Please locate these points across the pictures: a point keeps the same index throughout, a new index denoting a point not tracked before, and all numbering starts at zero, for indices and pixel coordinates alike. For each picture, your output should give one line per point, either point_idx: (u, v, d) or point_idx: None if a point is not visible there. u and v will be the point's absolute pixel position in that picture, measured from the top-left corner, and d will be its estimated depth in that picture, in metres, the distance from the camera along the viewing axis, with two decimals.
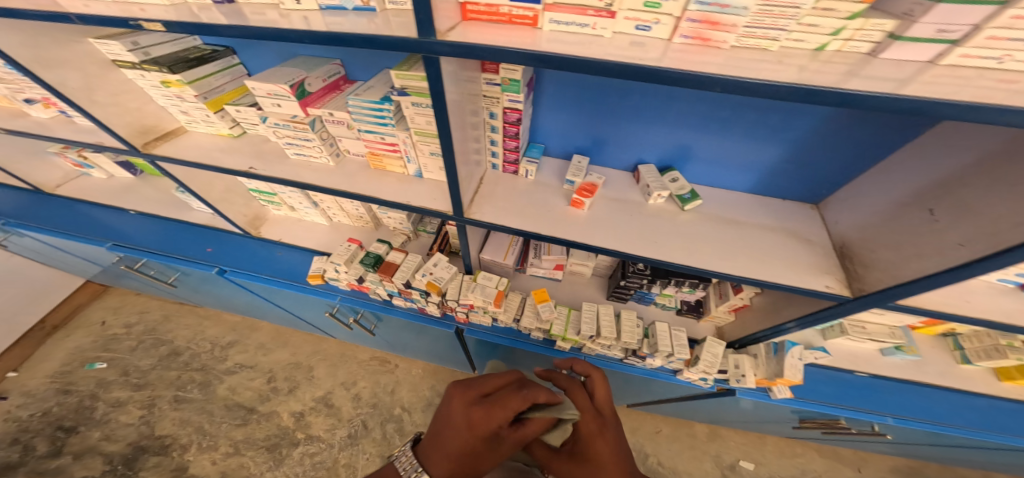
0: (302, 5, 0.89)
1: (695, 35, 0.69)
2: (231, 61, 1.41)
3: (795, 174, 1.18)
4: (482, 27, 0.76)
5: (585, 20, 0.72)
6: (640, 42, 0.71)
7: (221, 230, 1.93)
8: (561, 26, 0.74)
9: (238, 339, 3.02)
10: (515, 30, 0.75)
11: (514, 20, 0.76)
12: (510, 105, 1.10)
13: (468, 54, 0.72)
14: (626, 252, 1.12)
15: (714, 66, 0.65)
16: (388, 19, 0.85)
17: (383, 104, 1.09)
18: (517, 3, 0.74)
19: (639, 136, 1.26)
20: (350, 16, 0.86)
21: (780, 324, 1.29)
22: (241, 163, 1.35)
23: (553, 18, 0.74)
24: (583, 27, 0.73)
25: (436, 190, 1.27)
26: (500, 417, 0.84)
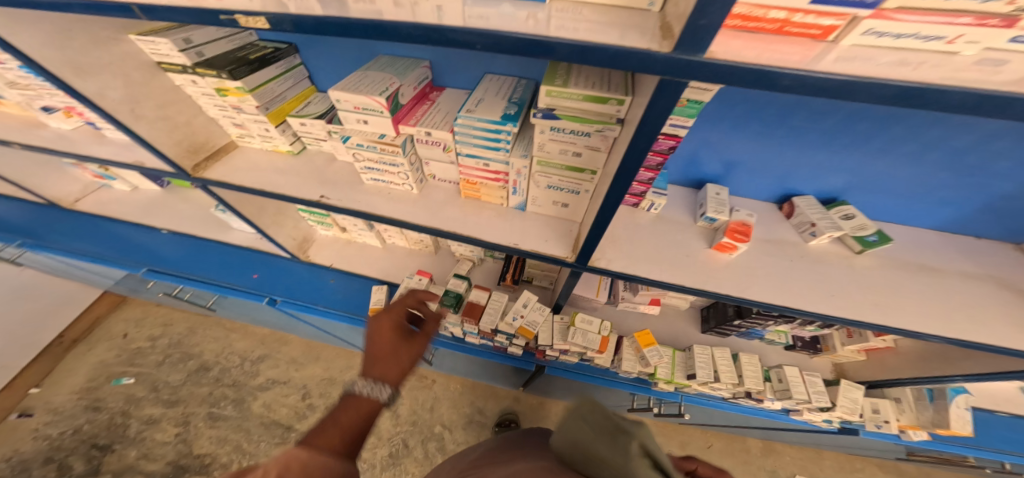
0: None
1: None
2: (294, 61, 1.13)
3: (1002, 213, 0.98)
4: (734, 40, 0.50)
5: (941, 32, 0.45)
6: (997, 62, 0.46)
7: (263, 253, 1.73)
8: (890, 40, 0.47)
9: (267, 352, 2.83)
10: (792, 46, 0.49)
11: (788, 30, 0.50)
12: (668, 131, 0.86)
13: (764, 83, 0.48)
14: (800, 311, 0.91)
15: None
16: (550, 14, 0.60)
17: (504, 125, 0.86)
18: (828, 8, 0.46)
19: (813, 165, 1.04)
20: (504, 6, 0.62)
21: (946, 377, 1.09)
22: (310, 190, 1.10)
23: (876, 28, 0.46)
24: (932, 41, 0.46)
25: (548, 229, 1.07)
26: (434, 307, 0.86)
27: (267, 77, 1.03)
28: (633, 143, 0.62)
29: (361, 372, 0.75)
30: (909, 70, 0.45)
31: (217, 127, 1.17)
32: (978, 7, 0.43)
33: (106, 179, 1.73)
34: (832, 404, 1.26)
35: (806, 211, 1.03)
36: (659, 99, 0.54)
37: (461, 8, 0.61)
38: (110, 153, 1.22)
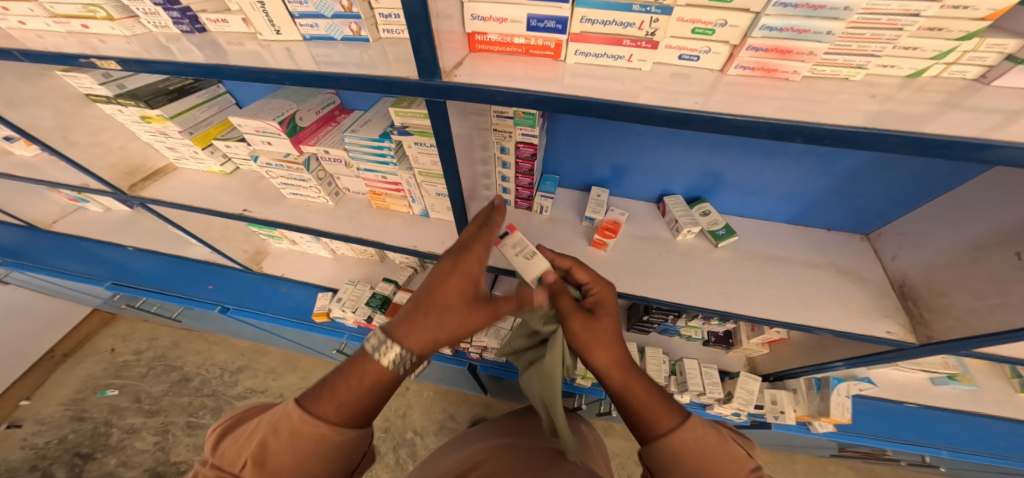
0: (281, 35, 0.80)
1: (758, 66, 0.62)
2: (217, 90, 1.33)
3: (834, 204, 1.12)
4: (495, 62, 0.68)
5: (620, 52, 0.65)
6: (682, 75, 0.65)
7: (222, 265, 1.90)
8: (593, 59, 0.67)
9: (247, 363, 2.93)
10: (532, 64, 0.67)
11: (532, 52, 0.68)
12: (523, 139, 1.01)
13: (489, 99, 0.63)
14: (656, 300, 1.02)
15: (786, 101, 0.58)
16: (384, 48, 0.76)
17: (383, 142, 0.99)
18: (542, 34, 0.65)
19: (663, 168, 1.19)
20: (339, 48, 0.76)
21: (826, 363, 1.15)
22: (235, 204, 1.26)
23: (579, 49, 0.66)
24: (617, 59, 0.66)
25: (446, 232, 1.19)
26: (477, 257, 0.78)
27: (187, 106, 1.21)
28: (441, 152, 0.77)
29: (444, 280, 0.76)
30: (633, 99, 0.59)
31: (154, 150, 1.39)
32: (626, 33, 0.62)
33: (81, 202, 1.98)
34: (731, 395, 1.31)
35: (673, 210, 1.17)
36: (440, 120, 0.70)
37: (308, 50, 0.77)
38: (69, 179, 1.41)
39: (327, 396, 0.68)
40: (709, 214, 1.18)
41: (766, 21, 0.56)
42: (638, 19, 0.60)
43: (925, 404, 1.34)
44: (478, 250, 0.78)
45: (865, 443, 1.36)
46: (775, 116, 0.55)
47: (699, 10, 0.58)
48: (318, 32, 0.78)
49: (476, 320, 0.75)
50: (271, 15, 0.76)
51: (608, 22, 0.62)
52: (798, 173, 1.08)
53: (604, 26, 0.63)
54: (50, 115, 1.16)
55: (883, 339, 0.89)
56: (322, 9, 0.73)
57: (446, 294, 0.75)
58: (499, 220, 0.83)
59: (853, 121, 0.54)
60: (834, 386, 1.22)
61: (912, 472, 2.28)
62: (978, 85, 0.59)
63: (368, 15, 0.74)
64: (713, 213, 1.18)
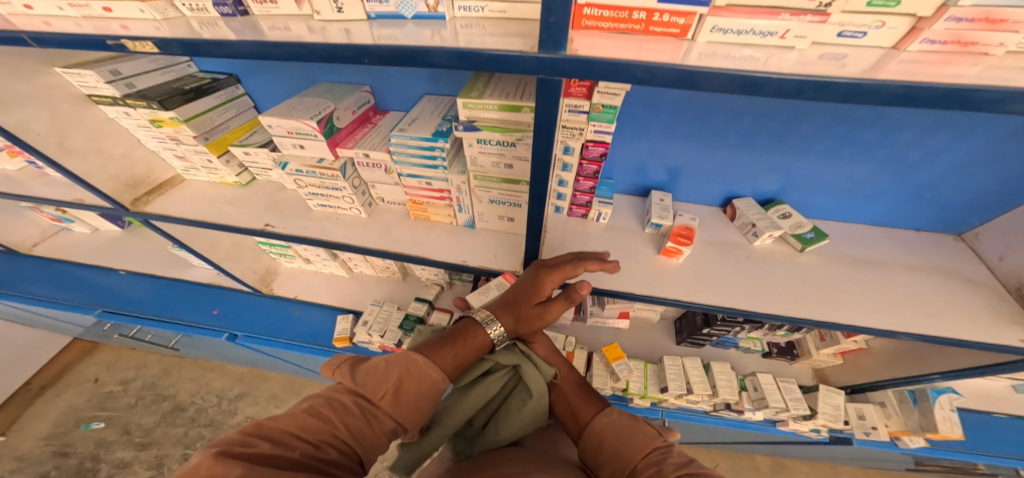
0: (342, 14, 0.67)
1: (952, 38, 0.52)
2: (235, 91, 1.17)
3: (926, 201, 1.03)
4: (612, 42, 0.56)
5: (774, 27, 0.54)
6: (842, 53, 0.54)
7: (224, 288, 1.74)
8: (733, 36, 0.56)
9: (247, 390, 2.71)
10: (655, 43, 0.56)
11: (652, 29, 0.57)
12: (594, 137, 0.89)
13: (624, 77, 0.50)
14: (749, 313, 0.90)
15: (977, 75, 0.47)
16: (457, 30, 0.64)
17: (436, 141, 0.87)
18: (674, 6, 0.54)
19: (733, 168, 1.08)
20: (408, 27, 0.64)
21: (924, 376, 1.07)
22: (255, 219, 1.11)
23: (717, 25, 0.55)
24: (768, 36, 0.55)
25: (499, 244, 1.06)
26: (558, 280, 0.83)
27: (204, 108, 1.06)
28: (535, 146, 0.64)
29: (530, 288, 0.85)
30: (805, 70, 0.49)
31: (159, 159, 1.24)
32: (790, 3, 0.52)
33: (64, 222, 1.79)
34: (814, 411, 1.25)
35: (746, 213, 1.07)
36: (547, 108, 0.57)
37: (371, 30, 0.64)
38: (58, 195, 1.25)
39: (383, 419, 0.62)
40: (791, 217, 1.07)
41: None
42: None
43: (1014, 414, 1.26)
44: (558, 277, 0.83)
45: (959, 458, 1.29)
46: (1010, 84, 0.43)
47: None
48: (387, 9, 0.66)
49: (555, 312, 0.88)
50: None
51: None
52: (889, 168, 0.99)
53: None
54: (45, 118, 0.99)
55: (1022, 349, 0.78)
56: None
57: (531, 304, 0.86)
58: (592, 262, 0.83)
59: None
60: (934, 399, 1.15)
61: None
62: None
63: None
64: (794, 216, 1.08)
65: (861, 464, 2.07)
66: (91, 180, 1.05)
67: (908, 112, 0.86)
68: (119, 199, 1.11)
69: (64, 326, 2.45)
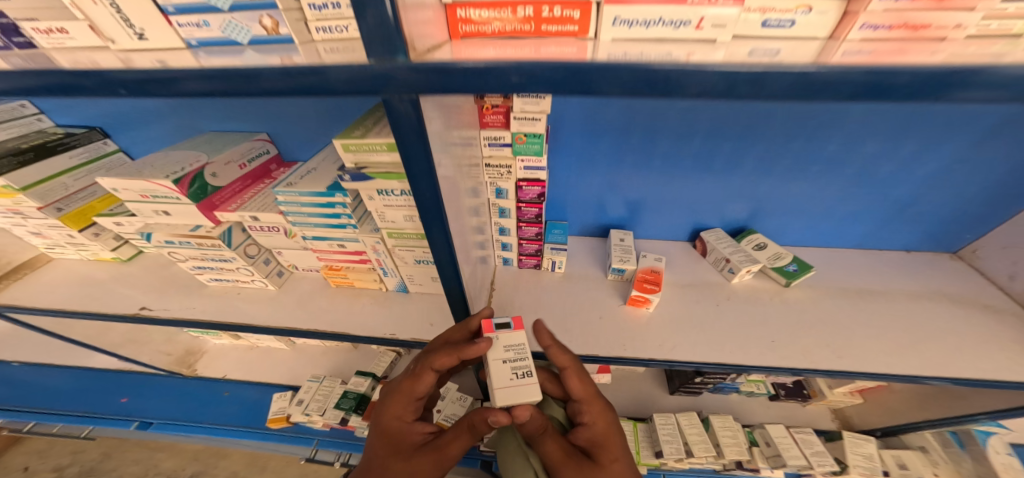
0: (149, 42, 0.57)
1: (897, 22, 0.40)
2: (101, 148, 1.04)
3: (912, 218, 0.89)
4: (492, 45, 0.43)
5: (685, 14, 0.40)
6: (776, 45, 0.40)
7: (136, 373, 1.50)
8: (642, 30, 0.43)
9: (201, 469, 2.36)
10: (552, 44, 0.42)
11: (545, 29, 0.44)
12: (525, 175, 0.75)
13: (499, 85, 0.35)
14: (738, 367, 0.73)
15: (958, 51, 0.36)
16: (314, 50, 0.50)
17: (333, 196, 0.71)
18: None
19: (696, 198, 0.94)
20: (248, 53, 0.53)
21: (968, 416, 0.88)
22: (129, 303, 0.93)
23: (620, 16, 0.42)
24: (679, 27, 0.41)
25: (435, 310, 0.88)
26: (404, 408, 0.62)
27: (54, 170, 0.91)
28: (419, 195, 0.50)
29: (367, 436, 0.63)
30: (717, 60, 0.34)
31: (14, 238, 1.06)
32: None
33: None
34: (844, 464, 1.04)
35: (717, 247, 0.92)
36: (413, 140, 0.43)
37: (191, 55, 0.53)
38: None
39: None
40: (766, 248, 0.92)
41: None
42: None
43: None
44: (402, 402, 0.62)
45: None
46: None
47: None
48: (209, 34, 0.56)
49: (414, 473, 0.58)
50: (126, 10, 0.53)
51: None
52: (870, 184, 0.85)
53: None
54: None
55: None
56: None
57: (372, 469, 0.60)
58: (439, 351, 0.61)
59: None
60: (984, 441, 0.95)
61: None
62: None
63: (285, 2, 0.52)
64: (771, 246, 0.93)
65: None
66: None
67: (867, 122, 0.76)
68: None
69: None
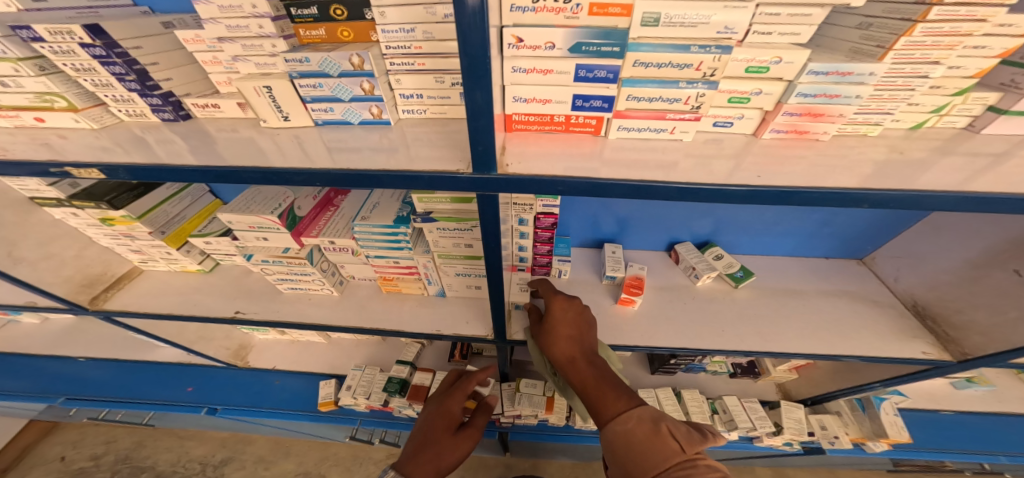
0: (289, 121, 0.77)
1: (790, 129, 0.67)
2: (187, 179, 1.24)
3: (829, 234, 1.18)
4: (538, 142, 0.67)
5: (664, 125, 0.66)
6: (716, 140, 0.69)
7: (199, 365, 1.73)
8: (635, 133, 0.68)
9: (232, 454, 2.46)
10: (576, 142, 0.67)
11: (572, 129, 0.68)
12: (544, 209, 1.00)
13: (549, 189, 0.60)
14: (697, 351, 0.99)
15: (814, 159, 0.63)
16: (405, 130, 0.75)
17: (399, 228, 0.95)
18: (587, 112, 0.65)
19: (671, 218, 1.20)
20: (357, 132, 0.75)
21: (865, 385, 1.18)
22: (224, 307, 1.16)
23: (622, 124, 0.66)
24: (660, 131, 0.67)
25: (469, 311, 1.14)
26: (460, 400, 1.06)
27: (157, 200, 1.12)
28: (485, 242, 0.74)
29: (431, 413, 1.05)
30: (671, 172, 0.60)
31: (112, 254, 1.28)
32: (670, 107, 0.63)
33: (11, 314, 1.71)
34: (780, 426, 1.35)
35: (687, 258, 1.19)
36: (490, 213, 0.68)
37: (321, 136, 0.74)
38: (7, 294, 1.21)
39: None
40: (722, 258, 1.20)
41: (801, 89, 0.61)
42: (685, 95, 0.61)
43: (958, 409, 1.47)
44: (459, 396, 1.06)
45: (921, 456, 1.46)
46: (831, 184, 0.57)
47: (736, 80, 0.62)
48: (332, 116, 0.76)
49: (463, 440, 1.02)
50: (279, 100, 0.73)
51: (655, 98, 0.62)
52: (803, 209, 1.13)
53: (649, 103, 0.63)
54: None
55: (924, 361, 0.90)
56: (340, 92, 0.72)
57: (437, 434, 1.00)
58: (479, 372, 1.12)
59: (909, 182, 0.57)
60: (879, 405, 1.31)
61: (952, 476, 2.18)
62: (969, 133, 0.69)
63: (388, 97, 0.74)
64: (725, 256, 1.20)
65: (886, 464, 2.00)
66: (45, 286, 1.06)
67: None
68: (76, 299, 1.12)
69: (15, 412, 2.24)
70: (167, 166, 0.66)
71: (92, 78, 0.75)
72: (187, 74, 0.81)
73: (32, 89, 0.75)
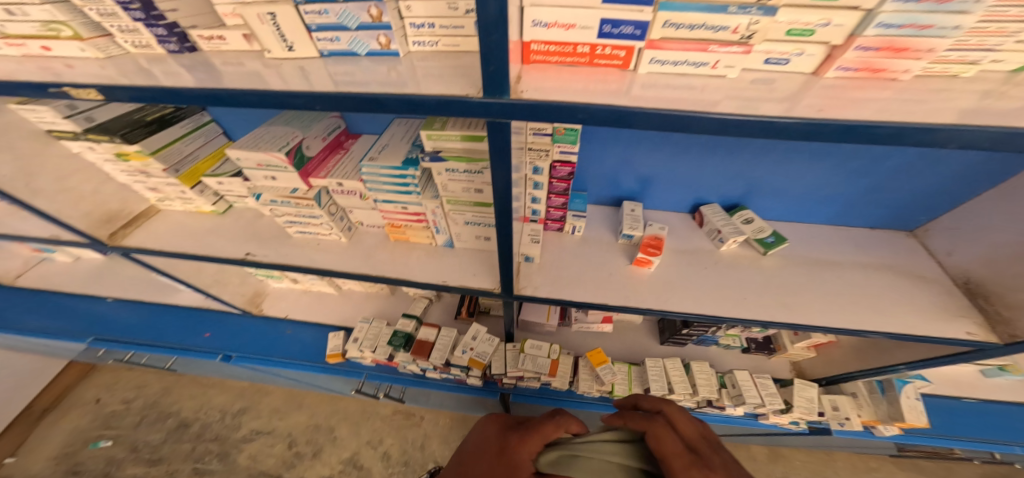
0: (294, 52, 0.72)
1: (862, 67, 0.57)
2: (201, 118, 1.22)
3: (874, 201, 1.07)
4: (558, 76, 0.59)
5: (705, 58, 0.57)
6: (768, 79, 0.59)
7: (219, 312, 1.77)
8: (670, 67, 0.59)
9: (248, 405, 2.56)
10: (602, 76, 0.59)
11: (597, 61, 0.60)
12: (560, 158, 0.92)
13: (568, 117, 0.53)
14: (714, 318, 0.93)
15: (887, 103, 0.53)
16: (413, 64, 0.69)
17: (407, 170, 0.91)
18: (614, 41, 0.56)
19: (698, 179, 1.12)
20: (364, 64, 0.69)
21: (890, 366, 1.11)
22: (236, 249, 1.15)
23: (656, 56, 0.58)
24: (700, 66, 0.58)
25: (476, 263, 1.10)
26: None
27: (171, 138, 1.11)
28: (495, 183, 0.68)
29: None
30: (713, 102, 0.52)
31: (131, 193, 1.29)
32: (716, 37, 0.55)
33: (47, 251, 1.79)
34: (789, 404, 1.31)
35: (712, 220, 1.11)
36: (502, 147, 0.61)
37: (326, 68, 0.69)
38: (32, 228, 1.22)
39: None
40: (752, 222, 1.11)
41: (882, 18, 0.51)
42: (734, 22, 0.53)
43: (982, 398, 1.38)
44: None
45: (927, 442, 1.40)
46: (909, 120, 0.48)
47: (799, 9, 0.53)
48: (338, 47, 0.70)
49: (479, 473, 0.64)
50: (283, 29, 0.68)
51: (697, 25, 0.54)
52: (847, 174, 1.02)
53: (689, 30, 0.55)
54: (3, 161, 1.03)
55: (967, 342, 0.81)
56: (346, 20, 0.66)
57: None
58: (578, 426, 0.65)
59: (999, 123, 0.48)
60: (900, 388, 1.24)
61: (957, 464, 2.11)
62: None
63: (398, 26, 0.68)
64: (756, 220, 1.11)
65: (890, 449, 1.95)
66: (65, 219, 1.07)
67: None
68: (97, 234, 1.14)
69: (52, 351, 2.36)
70: (166, 89, 0.63)
71: (99, 9, 0.72)
72: (194, 6, 0.75)
73: (38, 18, 0.71)
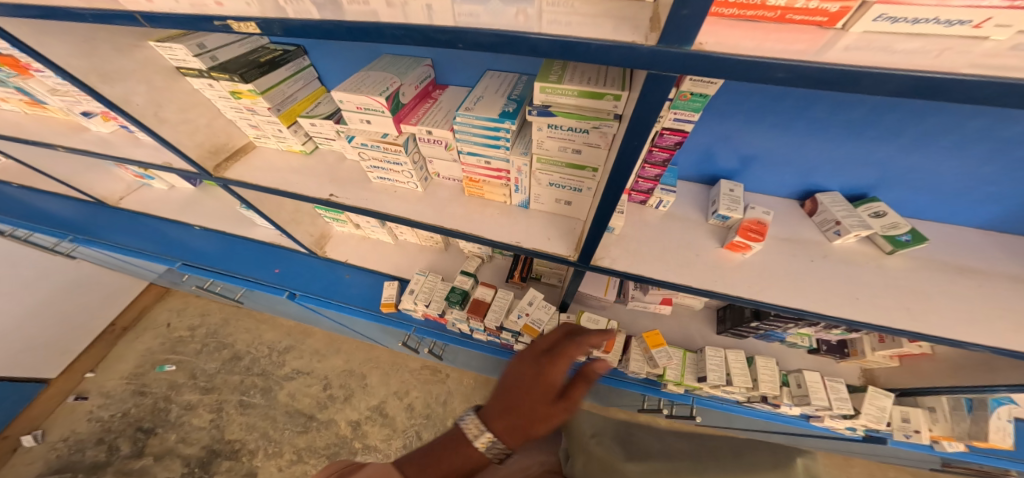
0: None
1: None
2: (302, 63, 1.20)
3: None
4: (733, 34, 0.48)
5: (969, 14, 0.43)
6: None
7: (287, 249, 1.84)
8: (906, 25, 0.46)
9: (294, 343, 2.72)
10: (800, 35, 0.47)
11: (790, 17, 0.48)
12: (671, 126, 0.83)
13: (763, 77, 0.45)
14: (820, 315, 0.86)
15: None
16: (542, 8, 0.57)
17: (502, 123, 0.86)
18: None
19: (824, 162, 1.01)
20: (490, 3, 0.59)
21: (994, 386, 1.03)
22: (320, 189, 1.15)
23: (885, 12, 0.45)
24: (958, 25, 0.44)
25: (551, 227, 1.06)
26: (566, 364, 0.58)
27: (278, 79, 1.10)
28: (624, 143, 0.62)
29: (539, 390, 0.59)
30: (973, 55, 0.42)
31: None
32: None
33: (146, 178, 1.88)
34: (857, 411, 1.25)
35: (831, 209, 1.01)
36: (651, 106, 0.54)
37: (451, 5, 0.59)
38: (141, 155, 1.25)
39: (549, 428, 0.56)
40: (886, 216, 0.99)
41: None
42: None
43: None
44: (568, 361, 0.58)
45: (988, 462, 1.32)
46: None
47: None
48: None
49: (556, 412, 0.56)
50: None
51: None
52: (1014, 169, 0.89)
53: None
54: (143, 90, 1.03)
55: None
56: None
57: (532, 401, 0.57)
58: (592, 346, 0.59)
59: None
60: (994, 408, 1.14)
61: None
62: None
63: None
64: (890, 214, 0.99)
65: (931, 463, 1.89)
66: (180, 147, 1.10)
67: None
68: (204, 164, 1.17)
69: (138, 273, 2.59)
70: (313, 21, 0.59)
71: None
72: None
73: None
